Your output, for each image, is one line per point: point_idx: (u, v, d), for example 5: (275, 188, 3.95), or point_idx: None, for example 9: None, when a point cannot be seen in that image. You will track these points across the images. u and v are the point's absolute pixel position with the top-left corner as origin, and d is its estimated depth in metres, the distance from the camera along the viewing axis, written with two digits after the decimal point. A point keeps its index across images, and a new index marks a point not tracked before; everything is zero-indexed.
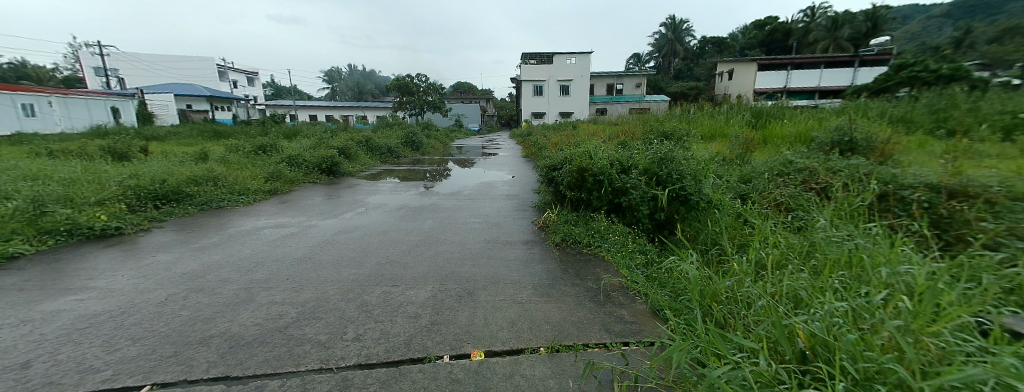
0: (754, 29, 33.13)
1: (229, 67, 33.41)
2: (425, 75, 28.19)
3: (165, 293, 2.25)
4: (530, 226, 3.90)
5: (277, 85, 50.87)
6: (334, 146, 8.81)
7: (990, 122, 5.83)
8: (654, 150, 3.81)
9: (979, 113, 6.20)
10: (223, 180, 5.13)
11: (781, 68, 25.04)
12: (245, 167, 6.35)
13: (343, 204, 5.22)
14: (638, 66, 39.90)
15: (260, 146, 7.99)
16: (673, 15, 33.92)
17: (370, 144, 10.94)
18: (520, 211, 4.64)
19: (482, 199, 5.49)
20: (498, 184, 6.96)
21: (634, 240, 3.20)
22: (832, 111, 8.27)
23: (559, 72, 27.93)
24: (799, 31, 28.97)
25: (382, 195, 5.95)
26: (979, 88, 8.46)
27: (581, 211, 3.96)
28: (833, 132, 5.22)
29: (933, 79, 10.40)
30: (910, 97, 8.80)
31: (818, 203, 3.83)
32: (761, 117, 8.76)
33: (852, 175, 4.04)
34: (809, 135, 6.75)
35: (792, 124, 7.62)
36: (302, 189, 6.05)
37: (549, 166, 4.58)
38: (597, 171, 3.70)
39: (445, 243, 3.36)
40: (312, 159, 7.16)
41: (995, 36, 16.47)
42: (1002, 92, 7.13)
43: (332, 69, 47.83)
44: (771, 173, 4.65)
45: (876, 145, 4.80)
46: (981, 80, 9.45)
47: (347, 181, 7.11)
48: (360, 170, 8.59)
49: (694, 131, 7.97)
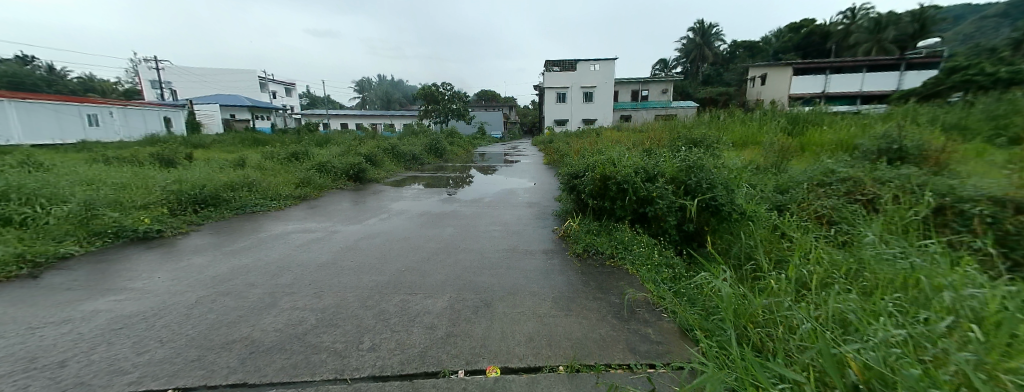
0: (789, 33, 31.82)
1: (269, 78, 35.36)
2: (451, 84, 28.68)
3: (195, 295, 2.33)
4: (551, 236, 3.81)
5: (310, 95, 53.25)
6: (362, 153, 9.06)
7: None
8: (682, 158, 3.65)
9: None
10: (257, 185, 5.36)
11: (818, 72, 23.84)
12: (277, 173, 6.63)
13: (367, 210, 5.33)
14: (664, 72, 39.12)
15: (293, 153, 8.32)
16: (702, 20, 33.09)
17: (396, 151, 11.20)
18: (541, 220, 4.56)
19: (503, 207, 5.46)
20: (520, 191, 6.92)
21: (660, 252, 3.05)
22: (877, 117, 7.74)
23: (584, 79, 27.77)
24: (838, 34, 27.58)
25: (406, 201, 6.04)
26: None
27: (604, 220, 3.83)
28: (879, 139, 4.85)
29: (990, 83, 9.62)
30: (965, 103, 8.12)
31: (864, 216, 3.54)
32: (798, 123, 8.31)
33: (903, 187, 3.72)
34: (851, 143, 6.31)
35: (831, 131, 7.17)
36: (330, 194, 6.23)
37: (571, 174, 4.48)
38: (621, 180, 3.57)
39: (464, 251, 3.33)
40: (340, 165, 7.38)
41: None
42: None
43: (362, 79, 49.67)
44: (810, 183, 4.37)
45: (931, 154, 4.41)
46: None
47: (372, 187, 7.28)
48: (386, 176, 8.79)
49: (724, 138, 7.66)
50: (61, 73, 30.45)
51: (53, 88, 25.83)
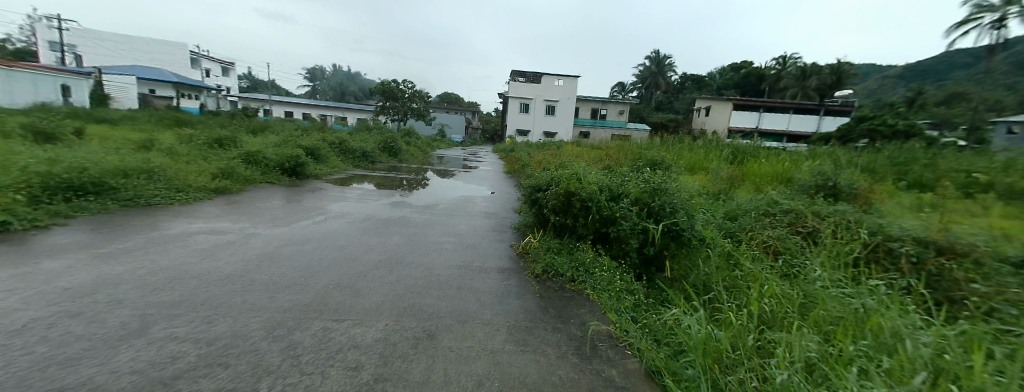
0: (731, 71, 35.00)
1: (204, 54, 31.78)
2: (411, 82, 27.71)
3: (28, 316, 1.74)
4: (509, 251, 3.53)
5: (253, 78, 48.73)
6: (302, 145, 8.20)
7: (951, 178, 6.04)
8: (646, 179, 3.56)
9: (940, 169, 6.43)
10: (161, 173, 4.51)
11: (754, 109, 26.35)
12: (193, 161, 5.70)
13: (301, 210, 4.70)
14: (621, 95, 41.11)
15: (216, 138, 7.30)
16: (657, 49, 35.26)
17: (343, 146, 10.35)
18: (497, 232, 4.26)
19: (457, 215, 5.10)
20: (476, 199, 6.59)
21: (622, 277, 2.88)
22: (806, 154, 8.48)
23: (546, 92, 28.21)
24: (771, 77, 30.84)
25: (348, 203, 5.45)
26: (936, 145, 8.93)
27: (565, 238, 3.62)
28: (816, 176, 5.19)
29: (892, 133, 11.05)
30: (874, 148, 9.18)
31: (806, 248, 3.67)
32: (740, 154, 8.87)
33: (839, 222, 3.94)
34: (787, 176, 6.77)
35: (769, 164, 7.71)
36: (257, 189, 5.46)
37: (534, 187, 4.25)
38: (585, 197, 3.40)
39: (409, 266, 2.93)
40: (274, 157, 6.56)
41: (943, 99, 17.85)
42: (958, 152, 7.50)
43: (313, 67, 46.43)
44: (757, 212, 4.53)
45: (858, 193, 4.76)
46: (936, 138, 10.03)
47: (311, 184, 6.55)
48: (329, 173, 8.01)
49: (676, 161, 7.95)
50: None
51: None
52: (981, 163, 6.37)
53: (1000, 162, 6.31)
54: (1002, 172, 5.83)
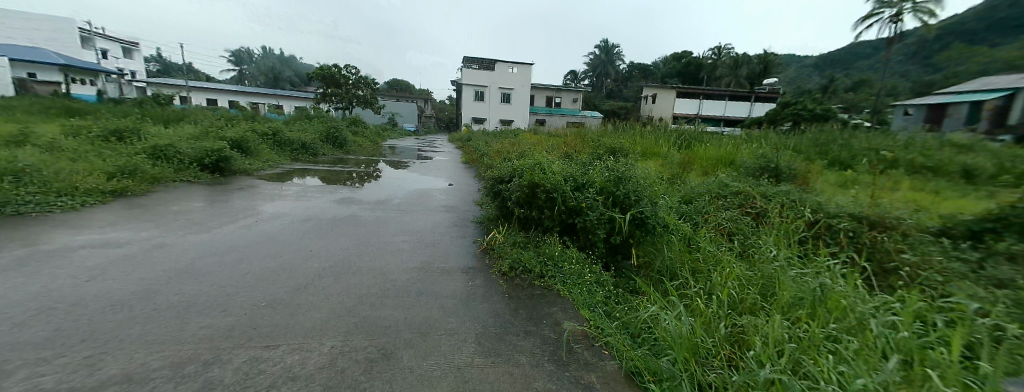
0: (673, 60, 36.85)
1: (101, 32, 27.29)
2: (356, 68, 25.92)
3: None
4: (472, 248, 3.30)
5: (168, 61, 42.93)
6: (227, 137, 7.23)
7: (863, 157, 6.74)
8: (609, 168, 3.48)
9: (855, 148, 7.16)
10: (34, 175, 3.67)
11: (695, 97, 28.02)
12: (81, 158, 4.75)
13: (227, 212, 4.10)
14: (573, 83, 41.82)
15: (114, 131, 6.21)
16: (606, 38, 36.15)
17: (278, 138, 9.34)
18: (457, 228, 4.00)
19: (413, 210, 4.75)
20: (431, 192, 6.24)
21: (591, 268, 2.78)
22: (744, 138, 9.08)
23: (500, 79, 27.84)
24: (708, 67, 32.96)
25: (286, 201, 4.87)
26: (849, 127, 9.96)
27: (530, 231, 3.45)
28: (760, 159, 5.48)
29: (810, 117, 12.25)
30: (800, 131, 10.06)
31: (756, 228, 3.83)
32: (687, 140, 9.29)
33: (783, 202, 4.16)
34: (729, 158, 7.15)
35: (714, 148, 8.12)
36: (171, 190, 4.69)
37: (496, 178, 4.02)
38: (550, 187, 3.24)
39: (360, 272, 2.60)
40: (192, 151, 5.70)
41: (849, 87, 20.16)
42: (868, 133, 8.41)
43: (241, 49, 41.85)
44: (710, 195, 4.69)
45: (796, 173, 5.09)
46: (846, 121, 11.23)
47: (240, 181, 5.79)
48: (262, 168, 7.16)
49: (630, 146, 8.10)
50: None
51: None
52: (887, 142, 7.17)
53: (901, 141, 7.14)
54: (904, 150, 6.60)
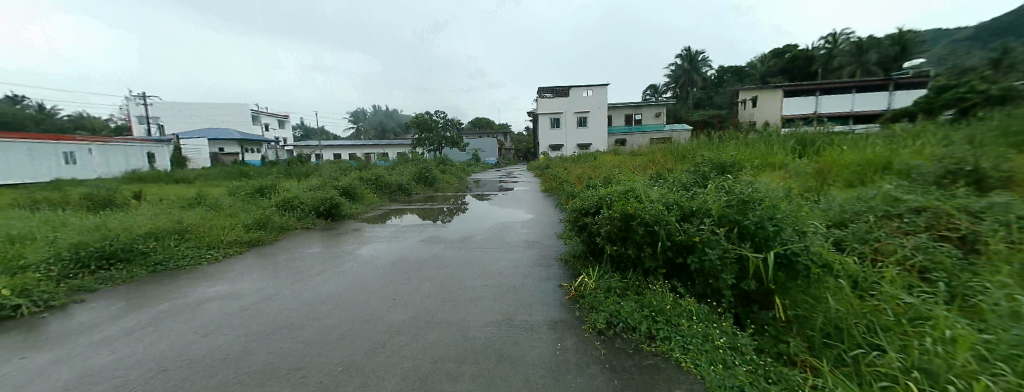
0: (773, 57, 32.38)
1: (261, 110, 35.07)
2: (443, 112, 28.45)
3: None
4: (559, 296, 2.87)
5: (305, 126, 53.09)
6: (338, 185, 8.17)
7: None
8: (726, 191, 2.82)
9: None
10: (194, 232, 4.45)
11: (809, 94, 23.91)
12: (231, 214, 5.72)
13: (330, 257, 4.40)
14: (655, 97, 39.56)
15: (258, 187, 7.44)
16: (687, 47, 33.68)
17: (379, 181, 10.33)
18: (541, 268, 3.63)
19: (497, 248, 4.55)
20: (514, 226, 6.03)
21: (720, 329, 2.14)
22: (895, 134, 7.12)
23: (576, 104, 27.64)
24: (821, 58, 28.15)
25: (380, 244, 5.10)
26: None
27: (626, 272, 2.90)
28: (946, 160, 4.01)
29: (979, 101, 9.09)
30: (982, 117, 7.55)
31: (966, 263, 2.68)
32: (810, 144, 7.63)
33: (1008, 221, 2.87)
34: (882, 162, 5.53)
35: (855, 150, 6.46)
36: (291, 237, 5.30)
37: (579, 210, 3.57)
38: (649, 220, 2.70)
39: (439, 327, 2.39)
40: (309, 201, 6.46)
41: None
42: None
43: (356, 110, 49.93)
44: (873, 215, 3.54)
45: (1018, 175, 3.60)
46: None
47: (346, 225, 6.36)
48: (365, 211, 7.86)
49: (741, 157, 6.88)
50: (51, 112, 30.31)
51: (41, 128, 25.14)
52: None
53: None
54: None
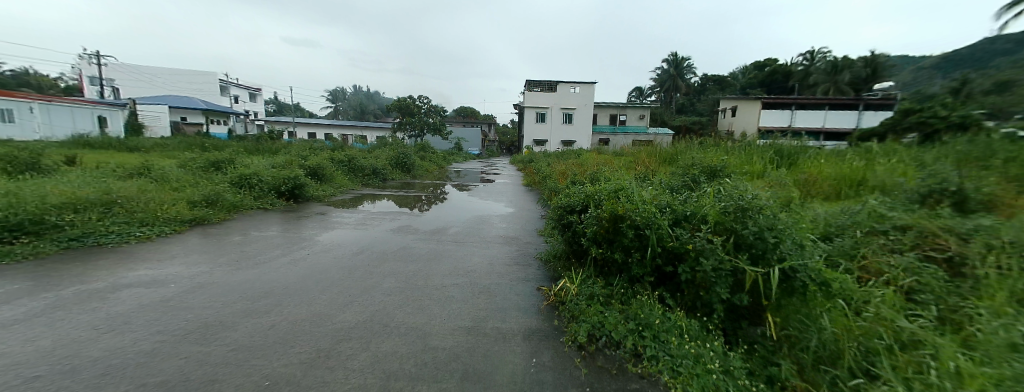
0: (754, 69, 33.23)
1: (231, 81, 33.02)
2: (426, 97, 27.63)
3: None
4: (536, 300, 2.61)
5: (280, 101, 50.60)
6: (305, 165, 7.60)
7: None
8: (722, 196, 2.62)
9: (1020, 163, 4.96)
10: (126, 205, 3.92)
11: (785, 108, 24.65)
12: (177, 188, 5.15)
13: (285, 242, 3.97)
14: (640, 99, 39.95)
15: (213, 161, 6.79)
16: (676, 52, 34.14)
17: (352, 164, 9.76)
18: (516, 268, 3.34)
19: (472, 243, 4.24)
20: (491, 220, 5.73)
21: (712, 348, 1.93)
22: (871, 151, 7.23)
23: (563, 100, 27.45)
24: (798, 74, 29.08)
25: (344, 230, 4.69)
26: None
27: (610, 278, 2.67)
28: (930, 178, 3.97)
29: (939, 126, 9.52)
30: (946, 141, 7.82)
31: (954, 286, 2.58)
32: (789, 156, 7.66)
33: (994, 245, 2.80)
34: (858, 178, 5.55)
35: (833, 164, 6.52)
36: (245, 217, 4.81)
37: (563, 207, 3.31)
38: (640, 223, 2.46)
39: (398, 333, 2.08)
40: (269, 179, 5.93)
41: None
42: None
43: (335, 88, 47.98)
44: (859, 230, 3.45)
45: (997, 200, 3.58)
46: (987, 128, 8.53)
47: (310, 207, 5.89)
48: (333, 193, 7.36)
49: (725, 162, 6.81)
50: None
51: None
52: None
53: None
54: None
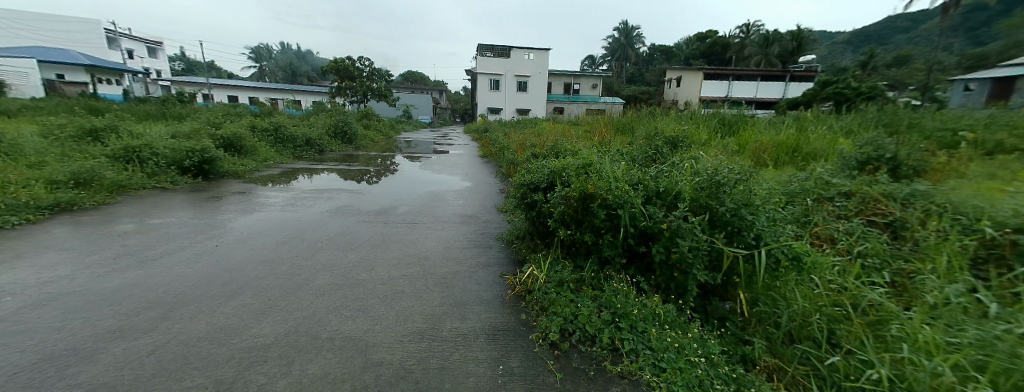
0: (696, 40, 34.52)
1: (124, 33, 27.59)
2: (368, 59, 25.29)
3: None
4: (498, 290, 2.32)
5: (193, 60, 43.78)
6: (220, 135, 6.48)
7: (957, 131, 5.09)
8: (694, 170, 2.44)
9: (922, 128, 5.43)
10: None
11: (724, 78, 26.01)
12: (35, 164, 4.05)
13: (189, 229, 3.28)
14: (592, 68, 40.06)
15: (90, 129, 5.48)
16: (626, 20, 34.20)
17: (281, 134, 8.59)
18: (474, 252, 3.01)
19: (424, 223, 3.82)
20: (444, 195, 5.30)
21: (691, 335, 1.77)
22: (804, 119, 7.66)
23: (516, 66, 26.57)
24: (736, 46, 30.69)
25: (269, 212, 4.02)
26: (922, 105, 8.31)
27: (578, 260, 2.44)
28: (866, 146, 4.18)
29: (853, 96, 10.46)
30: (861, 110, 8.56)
31: (896, 250, 2.69)
32: (732, 124, 7.86)
33: (928, 209, 2.97)
34: (794, 144, 5.71)
35: (772, 132, 6.86)
36: (135, 200, 3.93)
37: (525, 184, 2.98)
38: (611, 201, 2.22)
39: (328, 347, 1.67)
40: (169, 152, 4.93)
41: (897, 62, 18.02)
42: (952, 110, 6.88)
43: (261, 47, 42.38)
44: (811, 197, 3.53)
45: (923, 166, 3.83)
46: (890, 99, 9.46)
47: (227, 185, 5.03)
48: (258, 168, 6.39)
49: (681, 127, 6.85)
50: None
51: None
52: (969, 120, 5.41)
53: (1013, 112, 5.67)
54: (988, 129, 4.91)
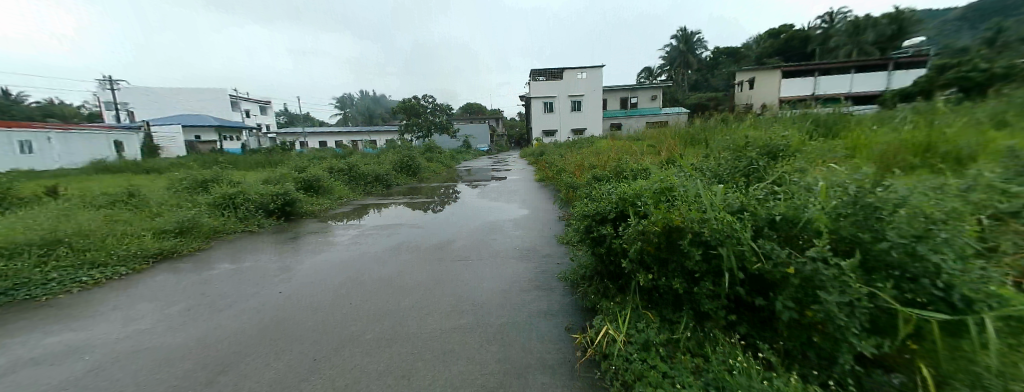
0: (768, 38, 31.44)
1: (240, 96, 33.19)
2: (430, 96, 27.10)
3: None
4: (569, 352, 1.93)
5: (291, 113, 51.06)
6: (300, 177, 7.07)
7: None
8: (820, 191, 1.87)
9: None
10: (78, 244, 3.41)
11: (808, 74, 23.02)
12: (154, 215, 4.65)
13: (264, 273, 3.40)
14: (649, 80, 38.44)
15: (201, 181, 6.28)
16: (684, 27, 32.46)
17: (353, 172, 9.22)
18: (536, 297, 2.65)
19: (482, 260, 3.58)
20: (502, 226, 5.06)
21: None
22: (933, 110, 6.14)
23: (570, 87, 26.42)
24: (818, 38, 27.28)
25: (335, 252, 4.09)
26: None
27: (668, 313, 1.96)
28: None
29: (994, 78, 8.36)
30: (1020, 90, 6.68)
31: None
32: (832, 125, 6.47)
33: None
34: (922, 144, 4.32)
35: (891, 129, 5.59)
36: (224, 244, 4.27)
37: (590, 215, 2.57)
38: (710, 237, 1.74)
39: None
40: (257, 197, 5.40)
41: None
42: None
43: (343, 95, 48.17)
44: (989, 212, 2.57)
45: None
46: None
47: (303, 224, 5.34)
48: (332, 206, 6.81)
49: (772, 129, 5.86)
50: (17, 99, 28.39)
51: (4, 115, 23.35)
52: None
53: None
54: None
